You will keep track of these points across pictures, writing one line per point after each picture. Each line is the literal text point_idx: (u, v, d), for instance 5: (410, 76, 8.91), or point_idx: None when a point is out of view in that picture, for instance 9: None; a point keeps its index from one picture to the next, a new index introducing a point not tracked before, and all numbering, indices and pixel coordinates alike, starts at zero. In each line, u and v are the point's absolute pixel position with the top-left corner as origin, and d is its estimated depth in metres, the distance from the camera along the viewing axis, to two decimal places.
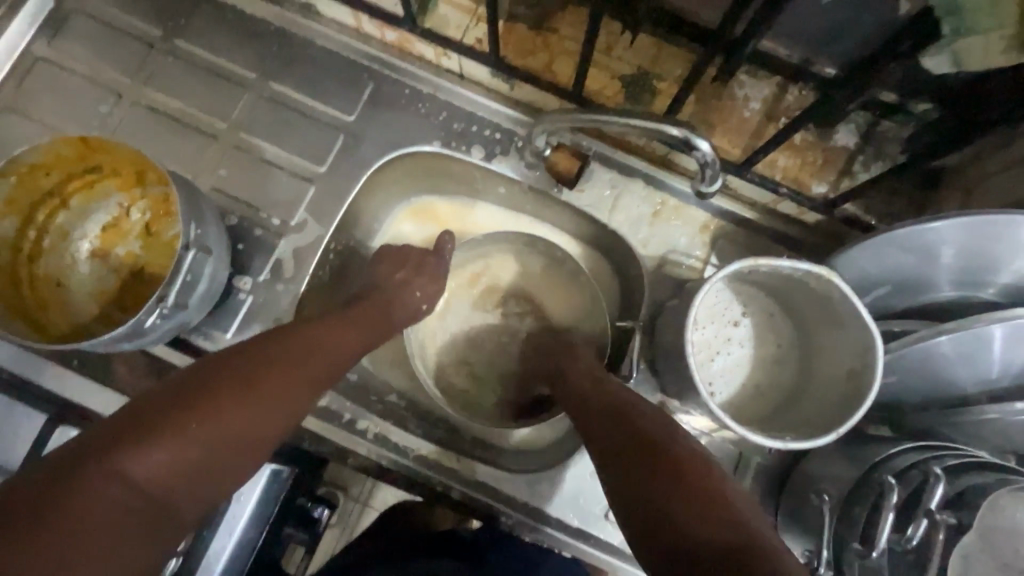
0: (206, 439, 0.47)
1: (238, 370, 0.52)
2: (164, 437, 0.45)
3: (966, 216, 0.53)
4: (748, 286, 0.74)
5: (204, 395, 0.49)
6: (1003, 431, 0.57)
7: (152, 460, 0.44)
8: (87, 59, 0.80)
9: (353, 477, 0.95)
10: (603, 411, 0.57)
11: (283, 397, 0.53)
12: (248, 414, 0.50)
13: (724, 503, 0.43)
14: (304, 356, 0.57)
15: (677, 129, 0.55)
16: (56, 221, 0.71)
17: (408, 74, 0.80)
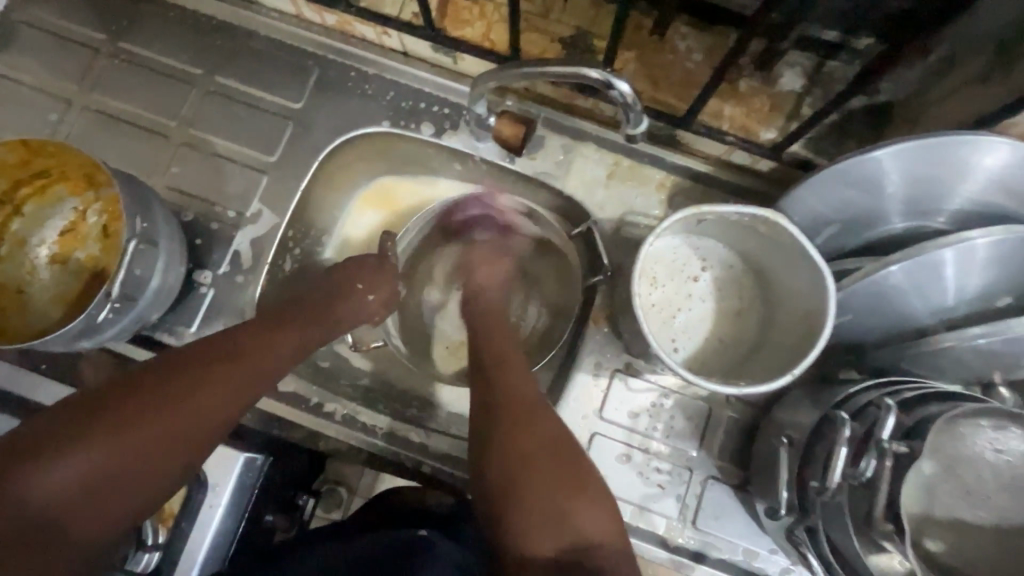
0: (93, 467, 0.50)
1: (139, 392, 0.53)
2: (54, 464, 0.48)
3: (905, 142, 0.53)
4: (707, 240, 0.72)
5: (99, 421, 0.51)
6: (961, 359, 0.57)
7: (43, 486, 0.48)
8: (34, 68, 0.81)
9: (347, 470, 0.96)
10: (520, 401, 0.61)
11: (181, 424, 0.53)
12: (153, 430, 0.52)
13: (594, 506, 0.55)
14: (214, 375, 0.56)
15: (594, 70, 0.56)
16: (12, 229, 0.72)
17: (353, 57, 0.80)
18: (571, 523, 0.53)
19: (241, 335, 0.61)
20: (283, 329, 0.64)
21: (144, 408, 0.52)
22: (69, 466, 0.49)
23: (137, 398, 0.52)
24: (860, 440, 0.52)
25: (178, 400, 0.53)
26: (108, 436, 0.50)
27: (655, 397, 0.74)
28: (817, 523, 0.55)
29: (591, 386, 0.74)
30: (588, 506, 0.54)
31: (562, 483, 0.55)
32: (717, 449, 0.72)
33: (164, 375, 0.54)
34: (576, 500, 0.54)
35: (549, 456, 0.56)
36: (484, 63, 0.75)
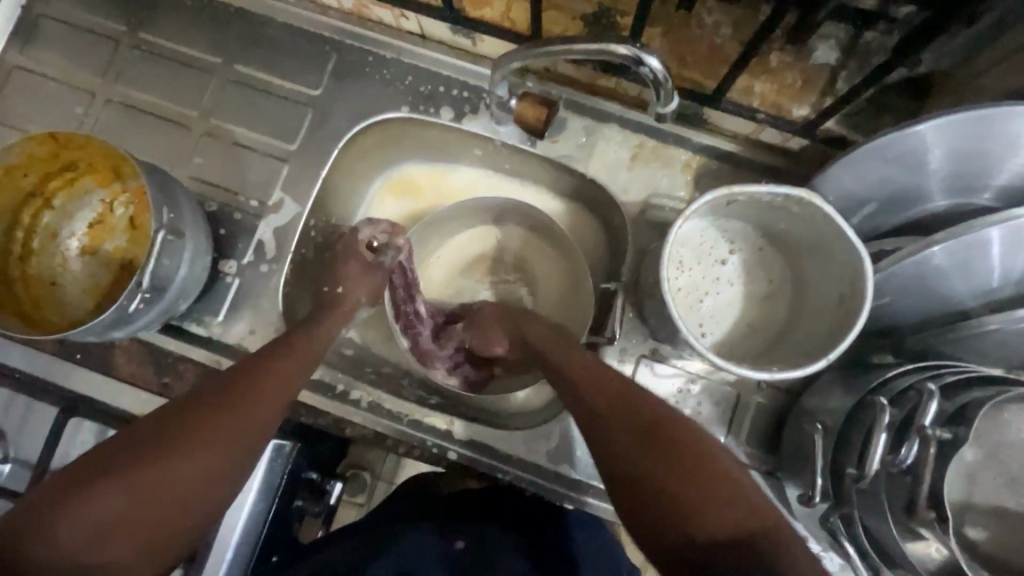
0: (133, 494, 0.48)
1: (170, 420, 0.52)
2: (92, 499, 0.46)
3: (952, 114, 0.50)
4: (733, 222, 0.71)
5: (138, 451, 0.49)
6: (1007, 342, 0.54)
7: (79, 524, 0.46)
8: (57, 62, 0.81)
9: (375, 457, 0.97)
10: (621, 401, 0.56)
11: (220, 450, 0.53)
12: (196, 460, 0.51)
13: (726, 495, 0.48)
14: (246, 402, 0.56)
15: (622, 46, 0.54)
16: (43, 221, 0.73)
17: (371, 42, 0.79)
18: (699, 521, 0.47)
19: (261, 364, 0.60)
20: (297, 351, 0.64)
21: (180, 437, 0.51)
22: (109, 498, 0.47)
23: (171, 427, 0.52)
24: (899, 425, 0.51)
25: (209, 428, 0.53)
26: (149, 464, 0.49)
27: (682, 382, 0.73)
28: (852, 511, 0.54)
29: (616, 372, 0.73)
30: (719, 495, 0.48)
31: (682, 471, 0.49)
32: (744, 435, 0.71)
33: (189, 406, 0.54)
34: (711, 491, 0.48)
35: (660, 436, 0.52)
36: (503, 44, 0.74)
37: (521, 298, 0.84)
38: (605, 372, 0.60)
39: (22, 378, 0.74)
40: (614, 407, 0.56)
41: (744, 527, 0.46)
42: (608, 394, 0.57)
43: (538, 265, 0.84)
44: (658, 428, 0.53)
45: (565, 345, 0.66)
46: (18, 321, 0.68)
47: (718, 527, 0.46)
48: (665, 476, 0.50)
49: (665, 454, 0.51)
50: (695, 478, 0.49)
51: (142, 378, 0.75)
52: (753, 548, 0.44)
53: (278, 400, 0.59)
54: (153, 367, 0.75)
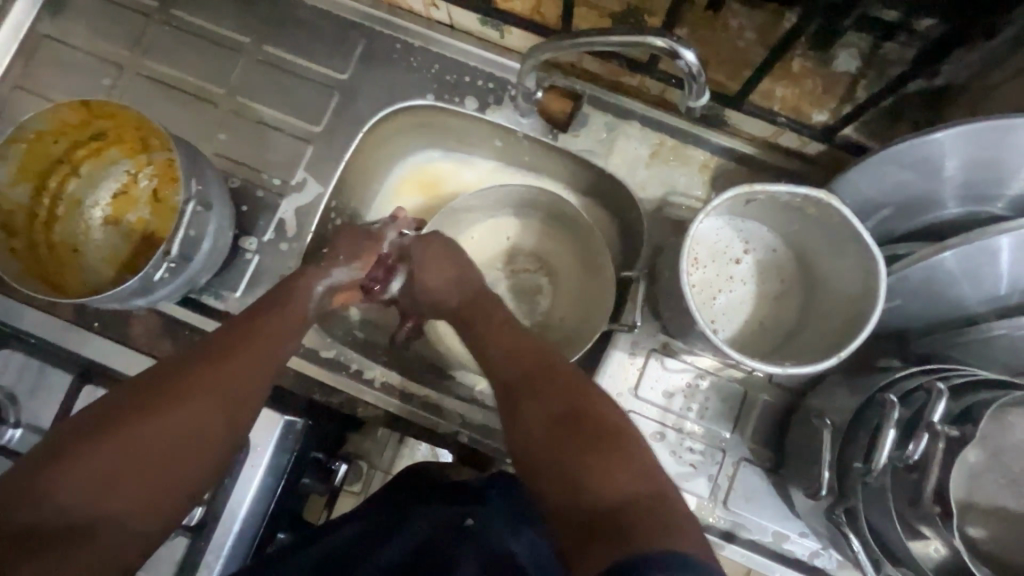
0: (127, 446, 0.48)
1: (163, 378, 0.53)
2: (88, 452, 0.47)
3: (971, 124, 0.52)
4: (750, 222, 0.72)
5: (138, 404, 0.51)
6: (1013, 348, 0.56)
7: (74, 476, 0.46)
8: (87, 33, 0.82)
9: (376, 445, 0.97)
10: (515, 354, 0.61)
11: (209, 400, 0.53)
12: (198, 404, 0.53)
13: (610, 453, 0.50)
14: (234, 358, 0.57)
15: (660, 39, 0.55)
16: (68, 189, 0.73)
17: (399, 29, 0.80)
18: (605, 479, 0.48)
19: (248, 323, 0.61)
20: (285, 309, 0.65)
21: (173, 392, 0.52)
22: (103, 451, 0.48)
23: (163, 384, 0.53)
24: (907, 422, 0.53)
25: (199, 380, 0.54)
26: (141, 418, 0.50)
27: (690, 377, 0.74)
28: (856, 505, 0.55)
29: (627, 365, 0.74)
30: (625, 465, 0.49)
31: (590, 446, 0.51)
32: (749, 432, 0.73)
33: (180, 364, 0.55)
34: (612, 457, 0.50)
35: (581, 423, 0.53)
36: (531, 37, 0.75)
37: (539, 287, 0.85)
38: (529, 354, 0.61)
39: (38, 344, 0.75)
40: (536, 384, 0.57)
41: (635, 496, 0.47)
42: (542, 362, 0.60)
43: (555, 256, 0.86)
44: (574, 406, 0.54)
45: (495, 314, 0.68)
46: (41, 285, 0.68)
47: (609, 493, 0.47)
48: (568, 448, 0.51)
49: (579, 426, 0.53)
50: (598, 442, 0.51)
51: (159, 349, 0.76)
52: (583, 458, 0.50)
53: (268, 351, 0.60)
54: (169, 339, 0.76)
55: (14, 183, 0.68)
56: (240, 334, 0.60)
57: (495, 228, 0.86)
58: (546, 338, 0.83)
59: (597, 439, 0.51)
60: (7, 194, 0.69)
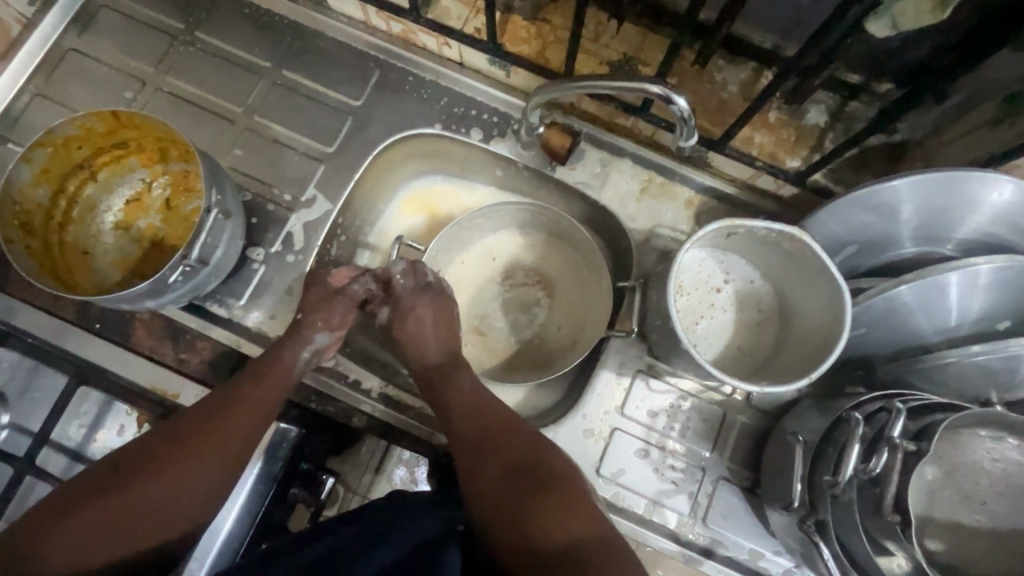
0: (115, 518, 0.53)
1: (148, 451, 0.57)
2: (71, 525, 0.52)
3: (920, 175, 0.59)
4: (730, 255, 0.78)
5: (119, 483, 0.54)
6: (963, 375, 0.62)
7: (63, 546, 0.51)
8: (112, 49, 0.86)
9: (354, 467, 0.94)
10: (478, 412, 0.65)
11: (195, 473, 0.57)
12: (175, 483, 0.56)
13: (578, 507, 0.56)
14: (222, 427, 0.60)
15: (659, 87, 0.62)
16: (85, 193, 0.76)
17: (413, 64, 0.87)
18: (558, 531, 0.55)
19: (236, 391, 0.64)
20: (271, 377, 0.66)
21: (152, 470, 0.56)
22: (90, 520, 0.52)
23: (148, 456, 0.57)
24: (870, 439, 0.57)
25: (183, 457, 0.57)
26: (130, 492, 0.54)
27: (673, 399, 0.78)
28: (826, 518, 0.59)
29: (614, 385, 0.78)
30: (581, 516, 0.56)
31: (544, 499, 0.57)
32: (728, 452, 0.77)
33: (165, 434, 0.58)
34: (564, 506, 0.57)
35: (542, 476, 0.59)
36: (535, 78, 0.82)
37: (536, 302, 0.89)
38: (490, 411, 0.66)
39: (35, 341, 0.76)
40: (496, 441, 0.62)
41: (594, 540, 0.54)
42: (504, 420, 0.65)
43: (550, 278, 0.90)
44: (528, 461, 0.60)
45: (466, 372, 0.70)
46: (53, 282, 0.70)
47: (571, 539, 0.55)
48: (524, 499, 0.57)
49: (528, 483, 0.58)
50: (549, 496, 0.57)
51: (159, 352, 0.78)
52: (547, 510, 0.56)
53: (251, 424, 0.62)
54: (170, 342, 0.78)
55: (36, 184, 0.71)
56: (222, 407, 0.62)
57: (497, 246, 0.91)
58: (538, 352, 0.87)
59: (550, 489, 0.58)
60: (28, 194, 0.71)
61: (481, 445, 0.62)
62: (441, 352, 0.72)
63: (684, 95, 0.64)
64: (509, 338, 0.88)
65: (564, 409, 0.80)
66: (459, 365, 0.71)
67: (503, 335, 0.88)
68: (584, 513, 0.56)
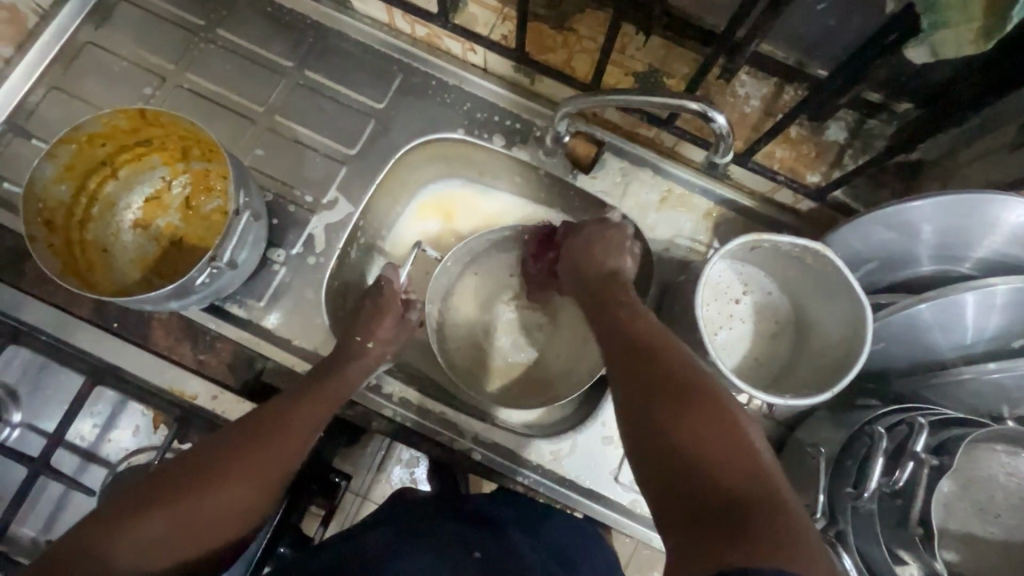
0: (181, 521, 0.54)
1: (207, 459, 0.58)
2: (140, 526, 0.52)
3: (944, 195, 0.61)
4: (748, 267, 0.79)
5: (187, 485, 0.55)
6: (978, 391, 0.63)
7: (124, 554, 0.50)
8: (130, 43, 0.85)
9: (356, 469, 0.94)
10: (636, 332, 0.59)
11: (257, 478, 0.59)
12: (238, 487, 0.57)
13: (730, 443, 0.45)
14: (281, 434, 0.62)
15: (695, 102, 0.63)
16: (105, 190, 0.75)
17: (436, 68, 0.87)
18: (710, 468, 0.44)
19: (291, 400, 0.66)
20: (325, 387, 0.68)
21: (217, 475, 0.57)
22: (157, 523, 0.52)
23: (208, 463, 0.58)
24: (892, 452, 0.59)
25: (248, 462, 0.59)
26: (197, 493, 0.55)
27: None
28: (846, 528, 0.61)
29: None
30: (733, 452, 0.44)
31: (691, 430, 0.46)
32: None
33: (224, 442, 0.60)
34: (713, 437, 0.46)
35: (682, 399, 0.49)
36: (560, 87, 0.82)
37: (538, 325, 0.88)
38: (651, 331, 0.58)
39: (48, 340, 0.74)
40: (652, 359, 0.54)
41: (744, 488, 0.42)
42: (662, 340, 0.56)
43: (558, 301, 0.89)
44: (673, 383, 0.51)
45: (628, 297, 0.66)
46: (74, 282, 0.69)
47: (716, 480, 0.43)
48: (666, 425, 0.48)
49: (672, 402, 0.49)
50: (694, 430, 0.46)
51: (174, 352, 0.77)
52: (689, 439, 0.46)
53: (305, 431, 0.64)
54: (187, 342, 0.77)
55: (58, 181, 0.70)
56: (278, 413, 0.64)
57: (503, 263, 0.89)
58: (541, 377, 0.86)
59: (690, 414, 0.48)
60: (50, 191, 0.70)
61: (626, 359, 0.56)
62: (598, 277, 0.71)
63: (718, 111, 0.65)
64: (517, 358, 0.86)
65: (581, 414, 0.81)
66: (615, 290, 0.68)
67: (515, 353, 0.87)
68: (734, 453, 0.44)
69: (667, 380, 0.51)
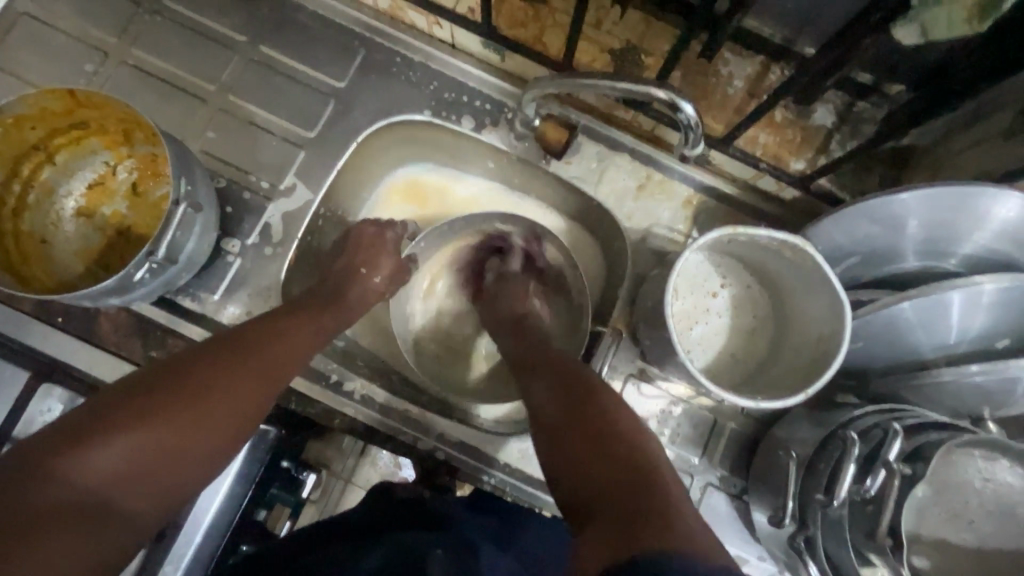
0: (144, 451, 0.46)
1: (171, 376, 0.51)
2: (115, 434, 0.45)
3: (929, 188, 0.57)
4: (728, 258, 0.76)
5: (165, 392, 0.49)
6: (959, 393, 0.61)
7: (103, 461, 0.44)
8: (69, 15, 0.79)
9: (338, 453, 0.92)
10: (547, 364, 0.63)
11: (247, 385, 0.54)
12: (230, 395, 0.52)
13: (627, 451, 0.49)
14: (268, 347, 0.58)
15: (664, 92, 0.58)
16: (41, 176, 0.71)
17: (401, 43, 0.81)
18: (608, 467, 0.49)
19: (270, 322, 0.61)
20: (313, 313, 0.66)
21: (204, 379, 0.52)
22: (113, 452, 0.45)
23: (170, 385, 0.50)
24: (865, 458, 0.56)
25: (240, 369, 0.54)
26: (185, 400, 0.50)
27: (664, 404, 0.77)
28: (815, 533, 0.59)
29: None
30: (622, 453, 0.49)
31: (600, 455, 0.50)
32: (717, 458, 0.76)
33: (190, 363, 0.53)
34: (607, 446, 0.50)
35: (577, 418, 0.54)
36: (531, 65, 0.77)
37: None
38: (556, 362, 0.63)
39: None
40: (558, 386, 0.59)
41: (631, 479, 0.47)
42: (569, 368, 0.61)
43: None
44: (577, 405, 0.56)
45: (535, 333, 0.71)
46: (8, 277, 0.65)
47: (606, 478, 0.48)
48: (576, 445, 0.52)
49: (569, 424, 0.54)
50: (604, 456, 0.50)
51: (124, 348, 0.73)
52: (584, 451, 0.51)
53: (295, 345, 0.61)
54: (137, 338, 0.73)
55: None
56: (266, 329, 0.60)
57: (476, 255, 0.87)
58: None
59: (592, 429, 0.52)
60: None
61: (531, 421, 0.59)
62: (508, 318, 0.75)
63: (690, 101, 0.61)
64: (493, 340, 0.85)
65: None
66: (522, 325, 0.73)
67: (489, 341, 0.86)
68: (626, 455, 0.49)
69: (566, 425, 0.55)
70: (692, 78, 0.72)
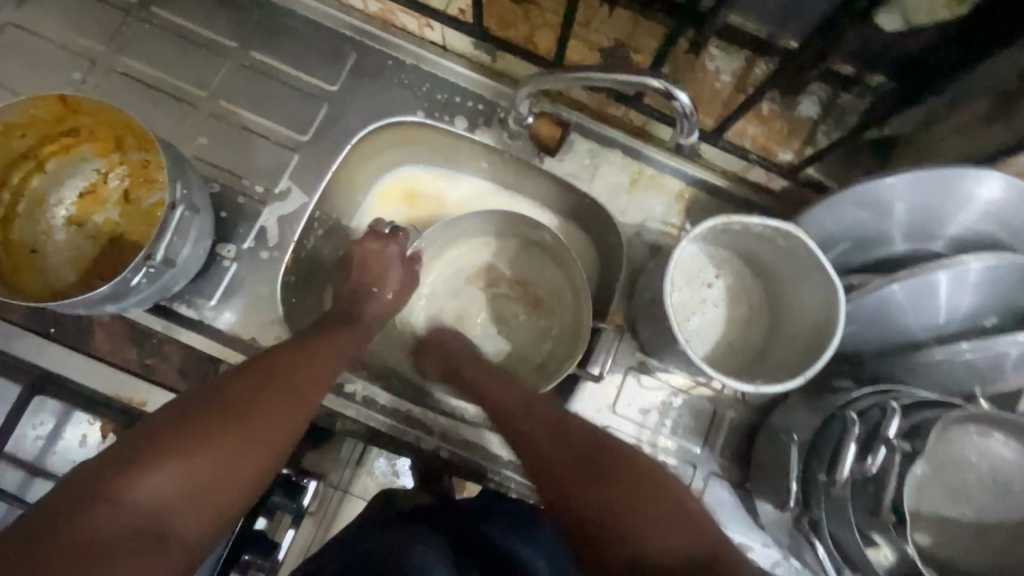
0: (187, 479, 0.47)
1: (214, 401, 0.52)
2: (167, 461, 0.47)
3: (916, 171, 0.58)
4: (721, 249, 0.77)
5: (209, 418, 0.51)
6: (952, 371, 0.62)
7: (154, 488, 0.46)
8: (57, 24, 0.78)
9: (336, 464, 0.91)
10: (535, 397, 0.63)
11: (284, 406, 0.55)
12: (270, 418, 0.53)
13: (669, 518, 0.49)
14: (303, 366, 0.59)
15: (658, 81, 0.59)
16: (32, 186, 0.70)
17: (391, 46, 0.81)
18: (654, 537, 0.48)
19: (303, 342, 0.62)
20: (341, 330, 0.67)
21: (245, 402, 0.53)
22: (155, 483, 0.46)
23: (216, 410, 0.51)
24: (866, 437, 0.57)
25: (278, 392, 0.55)
26: (229, 425, 0.51)
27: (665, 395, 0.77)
28: (820, 516, 0.60)
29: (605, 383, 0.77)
30: (666, 520, 0.49)
31: (613, 483, 0.52)
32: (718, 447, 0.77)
33: (225, 387, 0.54)
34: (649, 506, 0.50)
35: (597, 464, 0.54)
36: (522, 64, 0.78)
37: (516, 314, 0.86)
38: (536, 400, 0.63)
39: None
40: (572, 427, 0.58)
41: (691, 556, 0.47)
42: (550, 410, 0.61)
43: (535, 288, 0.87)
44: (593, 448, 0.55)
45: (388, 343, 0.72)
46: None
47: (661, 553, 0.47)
48: (603, 490, 0.51)
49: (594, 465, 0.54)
50: (623, 493, 0.51)
51: (118, 356, 0.72)
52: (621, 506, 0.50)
53: (328, 362, 0.62)
54: (131, 345, 0.73)
55: None
56: (298, 348, 0.61)
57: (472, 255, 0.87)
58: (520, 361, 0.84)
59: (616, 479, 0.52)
60: None
61: (539, 431, 0.59)
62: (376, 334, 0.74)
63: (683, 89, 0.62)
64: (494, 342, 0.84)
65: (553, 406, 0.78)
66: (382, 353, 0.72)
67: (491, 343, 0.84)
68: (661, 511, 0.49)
69: (591, 451, 0.55)
70: (680, 73, 0.74)
